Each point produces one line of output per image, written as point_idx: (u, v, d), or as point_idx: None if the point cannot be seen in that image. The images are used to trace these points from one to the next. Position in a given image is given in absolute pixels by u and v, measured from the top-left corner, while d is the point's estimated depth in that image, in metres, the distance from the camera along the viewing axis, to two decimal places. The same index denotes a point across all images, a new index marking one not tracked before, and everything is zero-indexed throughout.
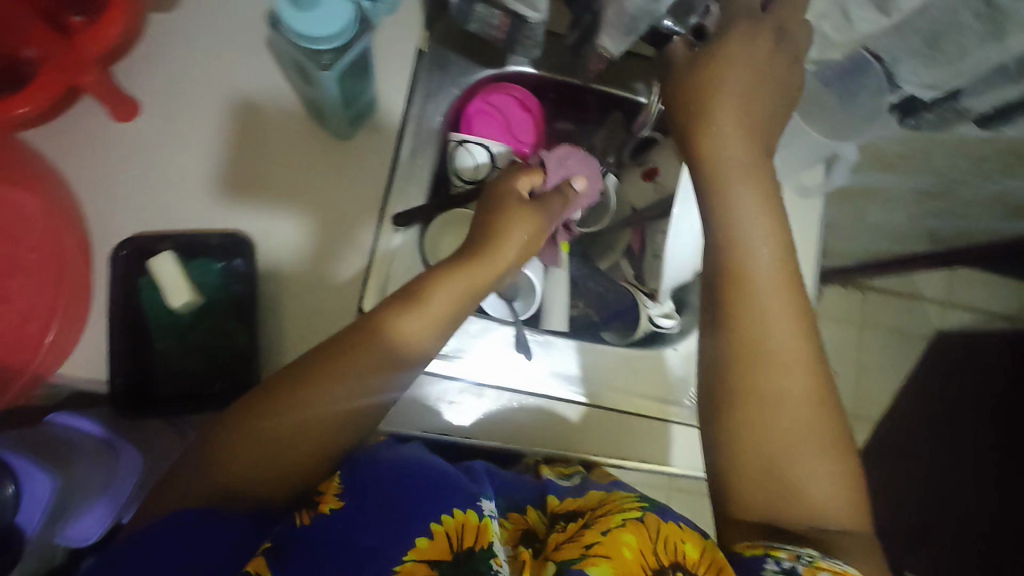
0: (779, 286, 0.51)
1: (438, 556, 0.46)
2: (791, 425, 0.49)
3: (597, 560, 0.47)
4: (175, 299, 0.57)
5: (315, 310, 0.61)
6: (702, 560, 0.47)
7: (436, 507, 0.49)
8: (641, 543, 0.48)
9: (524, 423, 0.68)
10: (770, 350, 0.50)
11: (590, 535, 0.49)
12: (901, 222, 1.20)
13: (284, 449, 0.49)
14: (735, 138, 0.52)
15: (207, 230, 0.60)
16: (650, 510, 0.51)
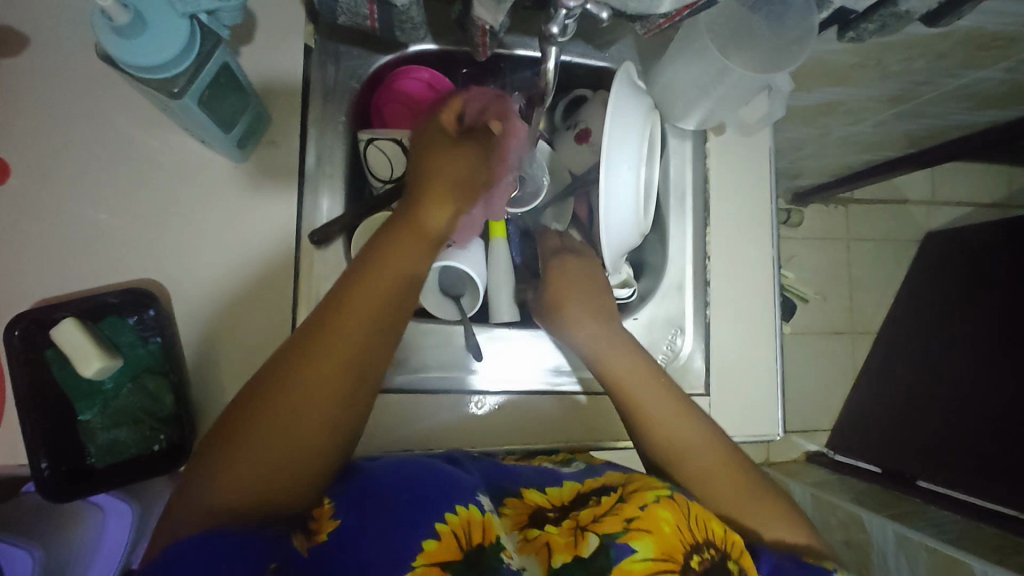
0: (647, 379, 0.61)
1: (450, 555, 0.44)
2: (710, 470, 0.58)
3: (638, 535, 0.48)
4: (85, 368, 0.52)
5: (249, 348, 0.58)
6: (726, 536, 0.51)
7: (438, 507, 0.47)
8: (676, 518, 0.50)
9: (490, 423, 0.65)
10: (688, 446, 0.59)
11: (629, 509, 0.51)
12: (870, 131, 1.13)
13: (296, 439, 0.45)
14: (574, 274, 0.67)
15: (111, 286, 0.57)
16: (677, 490, 0.54)
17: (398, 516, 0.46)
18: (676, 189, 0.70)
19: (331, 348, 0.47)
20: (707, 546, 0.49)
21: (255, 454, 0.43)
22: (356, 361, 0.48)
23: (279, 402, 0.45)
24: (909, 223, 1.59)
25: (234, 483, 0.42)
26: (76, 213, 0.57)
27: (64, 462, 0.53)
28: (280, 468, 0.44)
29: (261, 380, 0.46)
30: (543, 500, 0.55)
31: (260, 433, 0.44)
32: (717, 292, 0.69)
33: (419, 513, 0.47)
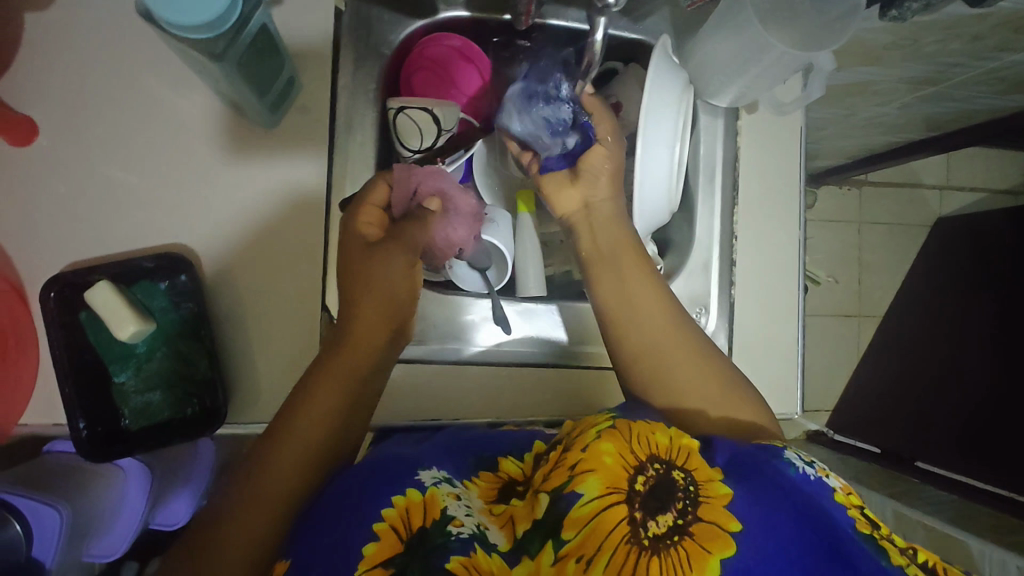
0: (632, 262, 0.60)
1: (392, 551, 0.42)
2: (692, 388, 0.55)
3: (584, 477, 0.44)
4: (122, 332, 0.53)
5: (277, 316, 0.58)
6: (672, 445, 0.46)
7: (373, 501, 0.45)
8: (618, 446, 0.45)
9: (515, 395, 0.65)
10: (660, 346, 0.56)
11: (572, 455, 0.46)
12: (893, 113, 1.11)
13: (267, 520, 0.47)
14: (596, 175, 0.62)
15: (143, 251, 0.57)
16: (619, 419, 0.49)
17: (341, 511, 0.45)
18: (705, 167, 0.69)
19: (296, 441, 0.50)
20: (651, 463, 0.45)
21: (227, 542, 0.46)
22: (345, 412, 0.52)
23: (250, 496, 0.47)
24: (923, 207, 1.58)
25: (220, 563, 0.45)
26: (104, 175, 0.57)
27: (98, 424, 0.54)
28: (268, 528, 0.47)
29: (233, 483, 0.49)
30: (517, 471, 0.53)
31: (234, 524, 0.46)
32: (740, 271, 0.70)
33: (357, 505, 0.45)
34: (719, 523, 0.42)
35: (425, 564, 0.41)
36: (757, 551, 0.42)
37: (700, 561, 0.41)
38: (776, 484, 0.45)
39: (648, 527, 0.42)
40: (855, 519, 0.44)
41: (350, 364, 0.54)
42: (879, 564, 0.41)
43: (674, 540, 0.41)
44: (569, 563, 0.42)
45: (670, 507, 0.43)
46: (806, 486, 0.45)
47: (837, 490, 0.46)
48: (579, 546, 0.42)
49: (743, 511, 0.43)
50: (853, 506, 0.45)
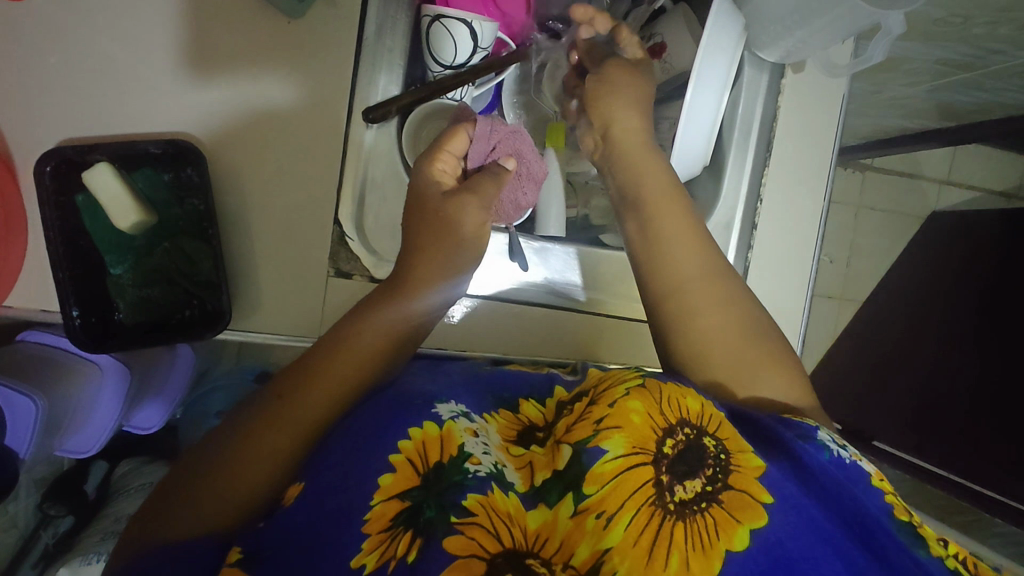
0: (665, 199, 0.57)
1: (407, 483, 0.43)
2: (716, 314, 0.54)
3: (610, 434, 0.43)
4: (121, 220, 0.50)
5: (287, 224, 0.55)
6: (702, 412, 0.46)
7: (389, 434, 0.45)
8: (647, 405, 0.45)
9: (522, 333, 0.63)
10: (687, 279, 0.55)
11: (599, 410, 0.46)
12: (919, 96, 1.09)
13: (280, 447, 0.46)
14: (619, 110, 0.60)
15: (147, 135, 0.52)
16: (649, 377, 0.49)
17: (356, 447, 0.45)
18: (743, 121, 0.68)
19: (329, 379, 0.49)
20: (682, 427, 0.45)
21: (249, 456, 0.45)
22: (381, 356, 0.52)
23: (271, 422, 0.46)
24: (921, 198, 1.58)
25: (237, 478, 0.44)
26: (106, 49, 0.51)
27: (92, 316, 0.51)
28: (284, 453, 0.46)
29: (254, 408, 0.48)
30: (538, 416, 0.53)
31: (249, 447, 0.45)
32: (762, 235, 0.68)
33: (371, 437, 0.45)
34: (750, 493, 0.42)
35: (441, 501, 0.42)
36: (788, 524, 0.41)
37: (729, 530, 0.40)
38: (806, 467, 0.45)
39: (675, 492, 0.42)
40: (894, 505, 0.44)
41: (395, 316, 0.53)
42: (913, 554, 0.41)
43: (701, 507, 0.41)
44: (588, 517, 0.41)
45: (699, 473, 0.43)
46: (842, 469, 0.45)
47: (872, 476, 0.46)
48: (600, 501, 0.41)
49: (772, 485, 0.43)
50: (889, 491, 0.45)
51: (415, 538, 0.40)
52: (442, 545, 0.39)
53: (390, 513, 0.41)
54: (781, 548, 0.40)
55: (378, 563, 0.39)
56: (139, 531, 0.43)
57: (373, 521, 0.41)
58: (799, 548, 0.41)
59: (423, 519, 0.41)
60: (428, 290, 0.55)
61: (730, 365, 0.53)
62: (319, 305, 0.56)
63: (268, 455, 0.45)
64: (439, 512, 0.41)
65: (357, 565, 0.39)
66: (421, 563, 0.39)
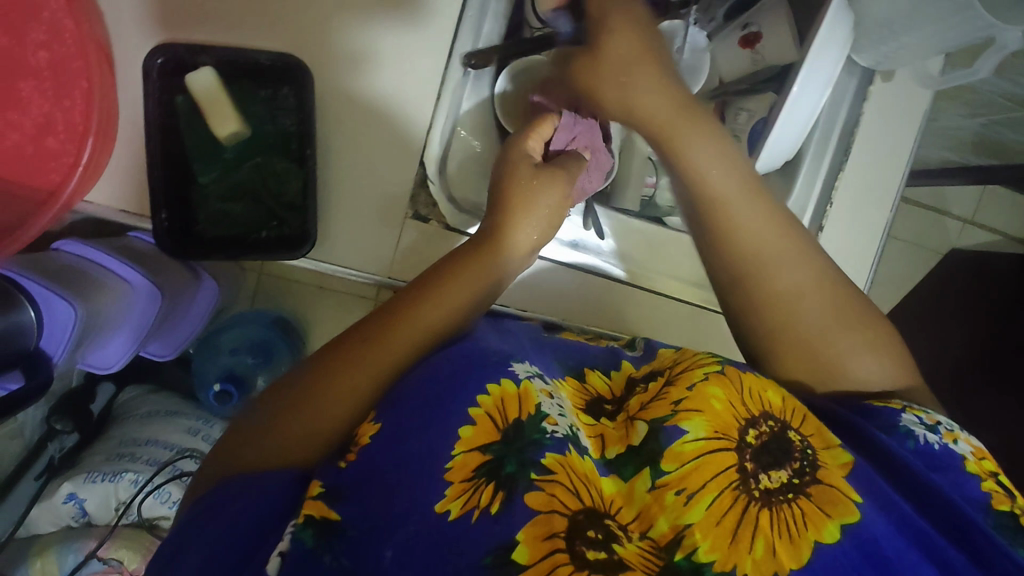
0: (738, 186, 0.53)
1: (486, 439, 0.42)
2: (805, 295, 0.52)
3: (689, 416, 0.45)
4: (221, 127, 0.51)
5: (376, 160, 0.53)
6: (785, 406, 0.47)
7: (468, 388, 0.45)
8: (728, 394, 0.46)
9: (577, 300, 0.64)
10: (773, 258, 0.52)
11: (677, 391, 0.47)
12: (971, 129, 1.10)
13: (356, 389, 0.46)
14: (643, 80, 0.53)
15: (247, 38, 0.50)
16: (728, 365, 0.50)
17: (436, 395, 0.44)
18: (825, 125, 0.68)
19: (408, 329, 0.49)
20: (764, 420, 0.46)
21: (328, 397, 0.45)
22: (457, 314, 0.51)
23: (348, 363, 0.47)
24: (942, 236, 1.60)
25: (314, 416, 0.45)
26: None
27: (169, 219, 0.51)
28: (358, 395, 0.46)
29: (331, 348, 0.48)
30: (604, 387, 0.53)
31: (326, 385, 0.46)
32: (826, 238, 0.68)
33: (449, 392, 0.44)
34: (840, 488, 0.43)
35: (522, 458, 0.42)
36: (879, 518, 0.42)
37: (819, 523, 0.41)
38: (885, 463, 0.46)
39: (760, 480, 0.43)
40: (992, 492, 0.45)
41: (475, 275, 0.53)
42: (1013, 553, 0.41)
43: (788, 497, 0.42)
44: (667, 493, 0.43)
45: (785, 464, 0.43)
46: (931, 459, 0.46)
47: (969, 460, 0.46)
48: (680, 478, 0.43)
49: (862, 482, 0.44)
50: (986, 476, 0.46)
51: (497, 489, 0.40)
52: (523, 501, 0.40)
53: (471, 464, 0.41)
54: (875, 544, 0.41)
55: (462, 510, 0.39)
56: (219, 462, 0.44)
57: (455, 470, 0.41)
58: (894, 543, 0.41)
59: (504, 473, 0.41)
60: (506, 256, 0.55)
61: (815, 353, 0.51)
62: (393, 244, 0.55)
63: (344, 396, 0.46)
64: (520, 468, 0.41)
65: (442, 510, 0.39)
66: (504, 517, 0.39)
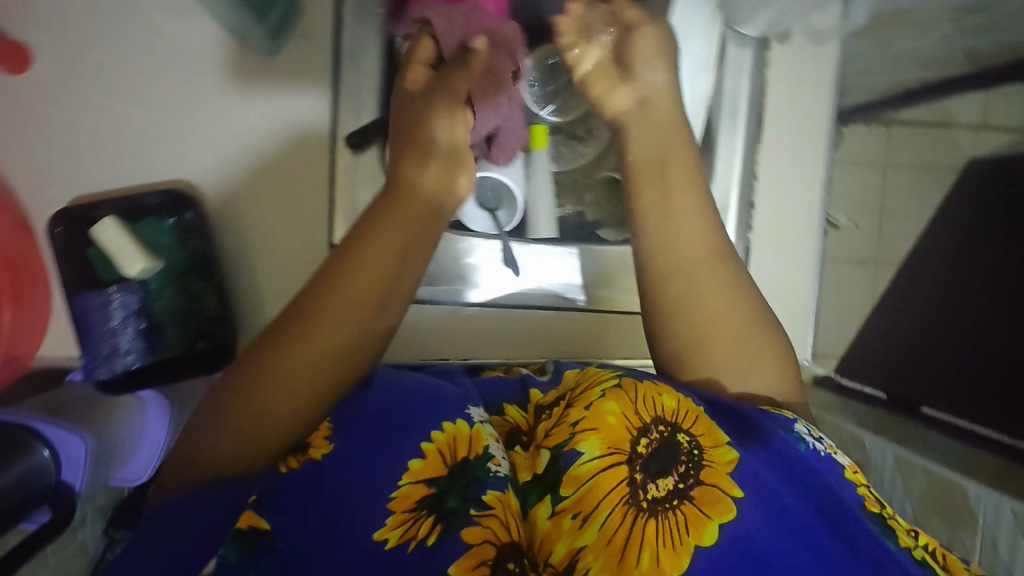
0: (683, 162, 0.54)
1: (433, 473, 0.44)
2: (724, 314, 0.51)
3: (584, 436, 0.47)
4: (128, 266, 0.53)
5: (287, 256, 0.58)
6: (679, 407, 0.48)
7: (423, 424, 0.47)
8: (623, 406, 0.47)
9: (516, 334, 0.66)
10: (688, 253, 0.52)
11: (575, 412, 0.48)
12: (934, 44, 1.02)
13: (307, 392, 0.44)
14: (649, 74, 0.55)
15: (145, 182, 0.55)
16: (627, 376, 0.51)
17: (390, 431, 0.46)
18: (729, 100, 0.66)
19: (320, 318, 0.44)
20: (656, 425, 0.47)
21: (246, 407, 0.43)
22: (373, 291, 0.46)
23: (262, 369, 0.43)
24: (952, 150, 1.45)
25: (246, 424, 0.43)
26: (107, 96, 0.54)
27: (106, 366, 0.55)
28: (285, 403, 0.43)
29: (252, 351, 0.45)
30: (522, 419, 0.54)
31: (246, 400, 0.43)
32: (761, 216, 0.67)
33: (401, 432, 0.46)
34: (721, 488, 0.45)
35: (464, 493, 0.43)
36: (758, 518, 0.44)
37: (697, 527, 0.43)
38: (783, 457, 0.47)
39: (648, 490, 0.45)
40: (864, 496, 0.47)
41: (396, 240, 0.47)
42: (881, 542, 0.44)
43: (672, 504, 0.44)
44: (565, 519, 0.45)
45: (672, 471, 0.45)
46: (814, 460, 0.48)
47: (845, 468, 0.48)
48: (575, 503, 0.45)
49: (746, 480, 0.45)
50: (861, 484, 0.48)
51: (437, 522, 0.42)
52: (459, 535, 0.41)
53: (416, 495, 0.43)
54: (749, 542, 0.43)
55: (400, 539, 0.41)
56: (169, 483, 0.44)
57: (399, 500, 0.42)
58: (765, 545, 0.43)
59: (446, 506, 0.43)
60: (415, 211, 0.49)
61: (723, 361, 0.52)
62: None
63: (267, 406, 0.43)
64: (461, 503, 0.43)
65: (380, 538, 0.41)
66: (440, 547, 0.41)
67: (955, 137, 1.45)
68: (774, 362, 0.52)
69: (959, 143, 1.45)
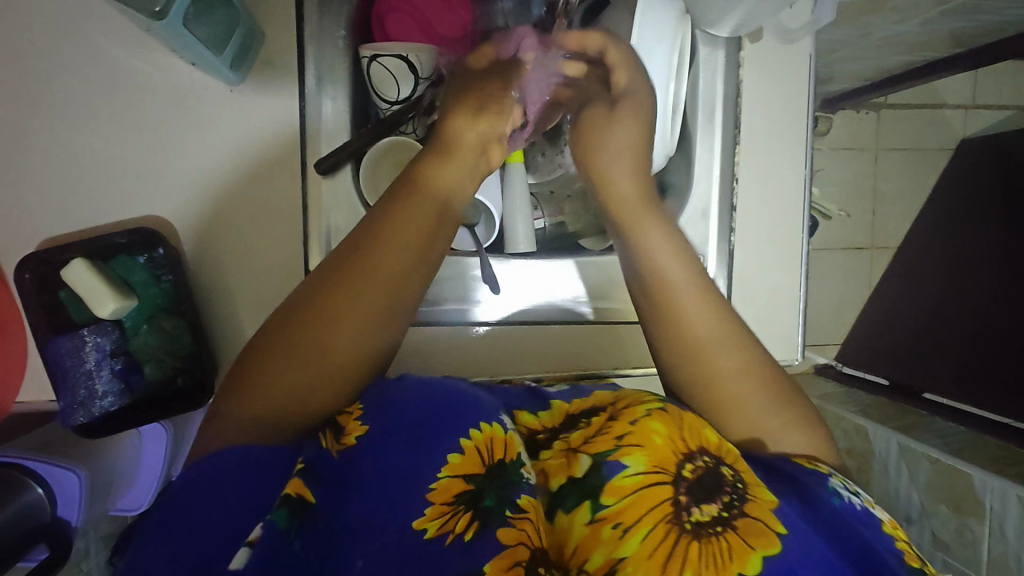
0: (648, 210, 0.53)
1: (472, 470, 0.42)
2: (716, 337, 0.50)
3: (630, 450, 0.45)
4: (103, 308, 0.52)
5: (263, 286, 0.57)
6: (721, 443, 0.47)
7: (462, 422, 0.45)
8: (668, 428, 0.46)
9: (501, 351, 0.64)
10: (668, 272, 0.51)
11: (620, 426, 0.47)
12: (916, 29, 0.98)
13: (354, 350, 0.45)
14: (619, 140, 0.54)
15: (114, 221, 0.55)
16: (669, 402, 0.50)
17: (430, 430, 0.44)
18: (705, 102, 0.65)
19: (370, 292, 0.45)
20: (701, 454, 0.45)
21: (292, 376, 0.43)
22: (413, 274, 0.47)
23: (312, 338, 0.43)
24: (945, 131, 1.42)
25: (290, 391, 0.43)
26: (71, 135, 0.53)
27: (84, 410, 0.55)
28: (331, 374, 0.44)
29: (291, 316, 0.44)
30: (535, 424, 0.52)
31: (294, 368, 0.43)
32: (743, 219, 0.66)
33: (438, 433, 0.44)
34: (765, 522, 0.43)
35: (501, 492, 0.41)
36: (803, 553, 0.42)
37: (742, 555, 0.41)
38: (817, 508, 0.45)
39: (692, 513, 0.43)
40: (904, 551, 0.43)
41: (421, 211, 0.48)
42: None
43: (717, 530, 0.42)
44: (605, 527, 0.43)
45: (716, 498, 0.43)
46: (853, 516, 0.45)
47: (884, 522, 0.45)
48: (618, 512, 0.43)
49: (788, 517, 0.43)
50: (901, 539, 0.45)
51: (474, 519, 0.39)
52: (495, 534, 0.39)
53: (453, 489, 0.41)
54: (794, 575, 0.40)
55: (437, 533, 0.39)
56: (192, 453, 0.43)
57: (437, 492, 0.40)
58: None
59: (484, 504, 0.40)
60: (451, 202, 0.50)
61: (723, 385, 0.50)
62: None
63: (316, 377, 0.44)
64: (498, 502, 0.40)
65: (419, 527, 0.39)
66: (477, 543, 0.38)
67: (947, 118, 1.41)
68: (769, 386, 0.51)
69: (953, 124, 1.42)
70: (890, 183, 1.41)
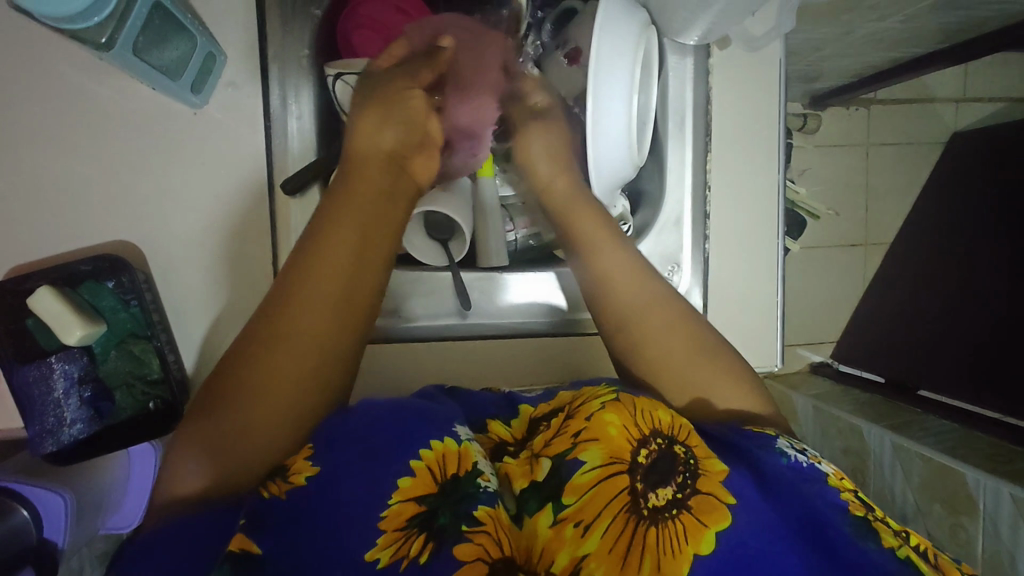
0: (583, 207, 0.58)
1: (426, 490, 0.42)
2: (649, 304, 0.54)
3: (587, 446, 0.45)
4: (69, 335, 0.53)
5: (235, 306, 0.58)
6: (674, 421, 0.47)
7: (417, 438, 0.45)
8: (622, 418, 0.47)
9: (476, 364, 0.64)
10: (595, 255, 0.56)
11: (575, 423, 0.47)
12: (898, 26, 0.98)
13: (300, 373, 0.45)
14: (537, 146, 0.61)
15: (81, 248, 0.55)
16: (622, 391, 0.50)
17: (384, 442, 0.44)
18: (674, 111, 0.66)
19: (302, 321, 0.45)
20: (654, 437, 0.46)
21: (237, 423, 0.42)
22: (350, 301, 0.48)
23: (251, 384, 0.43)
24: (936, 124, 1.40)
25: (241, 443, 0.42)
26: (35, 166, 0.54)
27: (53, 438, 0.55)
28: (279, 415, 0.44)
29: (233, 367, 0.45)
30: (506, 433, 0.52)
31: (235, 416, 0.42)
32: (717, 226, 0.66)
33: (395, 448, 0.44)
34: (715, 495, 0.44)
35: (456, 509, 0.41)
36: (751, 523, 0.43)
37: (696, 535, 0.42)
38: (756, 469, 0.46)
39: (649, 498, 0.44)
40: (849, 501, 0.44)
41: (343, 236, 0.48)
42: (861, 547, 0.41)
43: (672, 513, 0.43)
44: (567, 527, 0.43)
45: (670, 481, 0.44)
46: (796, 474, 0.45)
47: (830, 475, 0.46)
48: (577, 511, 0.43)
49: (737, 487, 0.44)
50: (846, 489, 0.45)
51: (429, 539, 0.40)
52: (452, 552, 0.39)
53: (408, 512, 0.41)
54: (743, 548, 0.42)
55: (391, 560, 0.39)
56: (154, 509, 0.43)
57: (390, 518, 0.40)
58: (758, 551, 0.42)
59: (438, 524, 0.41)
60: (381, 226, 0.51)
61: (669, 358, 0.52)
62: None
63: (258, 421, 0.43)
64: (453, 519, 0.41)
65: (371, 558, 0.39)
66: (434, 564, 0.39)
67: (938, 111, 1.40)
68: (731, 379, 0.52)
69: (944, 117, 1.40)
70: (881, 178, 1.39)
